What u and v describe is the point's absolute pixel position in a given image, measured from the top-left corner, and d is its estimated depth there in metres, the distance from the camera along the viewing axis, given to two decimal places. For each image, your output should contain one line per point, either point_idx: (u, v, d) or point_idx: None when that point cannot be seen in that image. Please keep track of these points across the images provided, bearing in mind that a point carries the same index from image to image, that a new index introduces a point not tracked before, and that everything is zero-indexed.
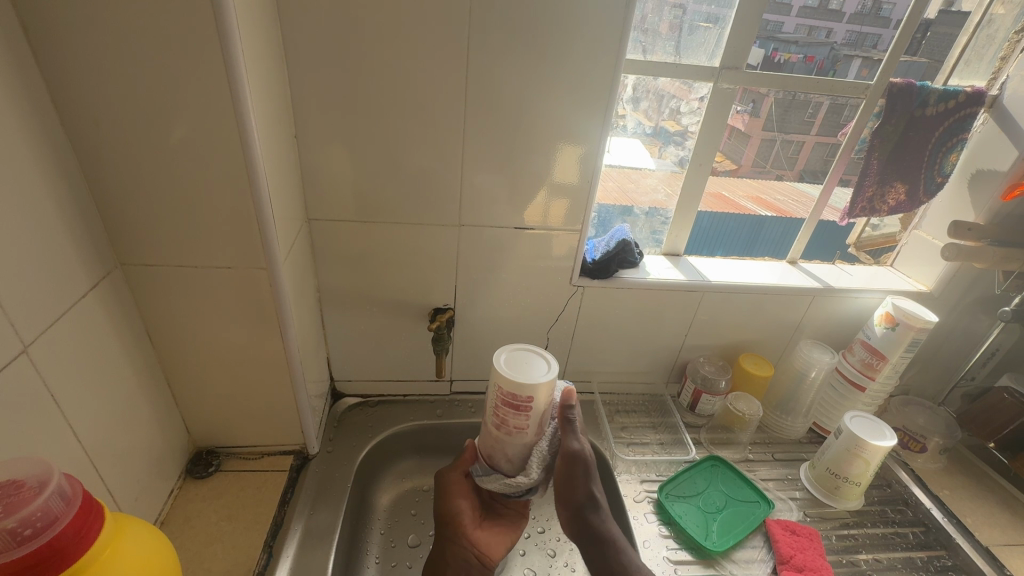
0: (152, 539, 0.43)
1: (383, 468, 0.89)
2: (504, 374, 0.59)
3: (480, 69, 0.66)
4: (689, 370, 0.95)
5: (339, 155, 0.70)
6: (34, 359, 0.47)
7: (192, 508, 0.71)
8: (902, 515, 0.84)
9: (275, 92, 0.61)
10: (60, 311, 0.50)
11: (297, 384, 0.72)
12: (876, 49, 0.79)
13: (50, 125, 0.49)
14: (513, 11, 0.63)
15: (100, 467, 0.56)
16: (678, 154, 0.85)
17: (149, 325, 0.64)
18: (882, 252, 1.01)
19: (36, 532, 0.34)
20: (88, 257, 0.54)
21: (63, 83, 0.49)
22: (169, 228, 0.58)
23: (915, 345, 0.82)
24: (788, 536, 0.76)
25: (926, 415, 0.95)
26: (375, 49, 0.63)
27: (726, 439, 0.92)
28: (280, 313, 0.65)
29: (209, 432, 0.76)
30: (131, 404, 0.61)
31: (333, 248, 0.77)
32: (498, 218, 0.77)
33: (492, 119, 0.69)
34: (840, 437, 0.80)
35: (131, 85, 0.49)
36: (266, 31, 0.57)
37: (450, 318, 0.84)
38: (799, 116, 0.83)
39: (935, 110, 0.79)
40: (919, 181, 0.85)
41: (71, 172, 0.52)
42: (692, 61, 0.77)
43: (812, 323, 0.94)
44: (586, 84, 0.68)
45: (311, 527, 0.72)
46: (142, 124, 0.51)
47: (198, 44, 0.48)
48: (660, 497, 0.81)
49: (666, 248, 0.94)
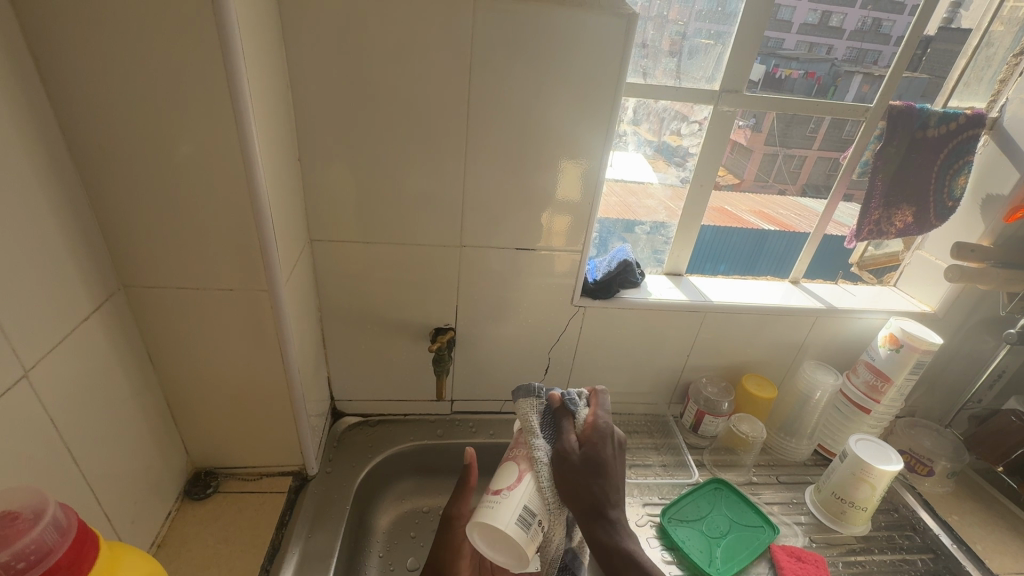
0: (149, 568, 0.42)
1: (383, 490, 0.88)
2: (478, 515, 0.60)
3: (482, 93, 0.67)
4: (692, 392, 0.94)
5: (342, 176, 0.71)
6: (34, 383, 0.47)
7: (189, 531, 0.70)
8: (910, 541, 0.82)
9: (280, 116, 0.62)
10: (62, 334, 0.51)
11: (297, 405, 0.72)
12: (876, 66, 0.80)
13: (57, 152, 0.50)
14: (516, 34, 0.64)
15: (98, 492, 0.56)
16: (680, 173, 0.85)
17: (150, 346, 0.64)
18: (885, 272, 1.01)
19: (30, 565, 0.33)
20: (90, 280, 0.55)
21: (71, 111, 0.50)
22: (171, 251, 0.58)
23: (920, 367, 0.82)
24: (793, 562, 0.75)
25: (932, 437, 0.93)
26: (380, 73, 0.64)
27: (730, 461, 0.91)
28: (280, 335, 0.65)
29: (208, 453, 0.76)
30: (130, 427, 0.61)
31: (335, 268, 0.78)
32: (501, 238, 0.78)
33: (494, 140, 0.70)
34: (845, 461, 0.79)
35: (139, 113, 0.50)
36: (272, 57, 0.59)
37: (452, 339, 0.84)
38: (801, 131, 0.83)
39: (937, 131, 0.80)
40: (927, 205, 0.85)
41: (77, 198, 0.53)
42: (691, 83, 0.77)
43: (815, 343, 0.93)
44: (589, 105, 0.69)
45: (309, 551, 0.71)
46: (147, 150, 0.52)
47: (205, 70, 0.49)
48: (662, 521, 0.80)
49: (667, 267, 0.94)
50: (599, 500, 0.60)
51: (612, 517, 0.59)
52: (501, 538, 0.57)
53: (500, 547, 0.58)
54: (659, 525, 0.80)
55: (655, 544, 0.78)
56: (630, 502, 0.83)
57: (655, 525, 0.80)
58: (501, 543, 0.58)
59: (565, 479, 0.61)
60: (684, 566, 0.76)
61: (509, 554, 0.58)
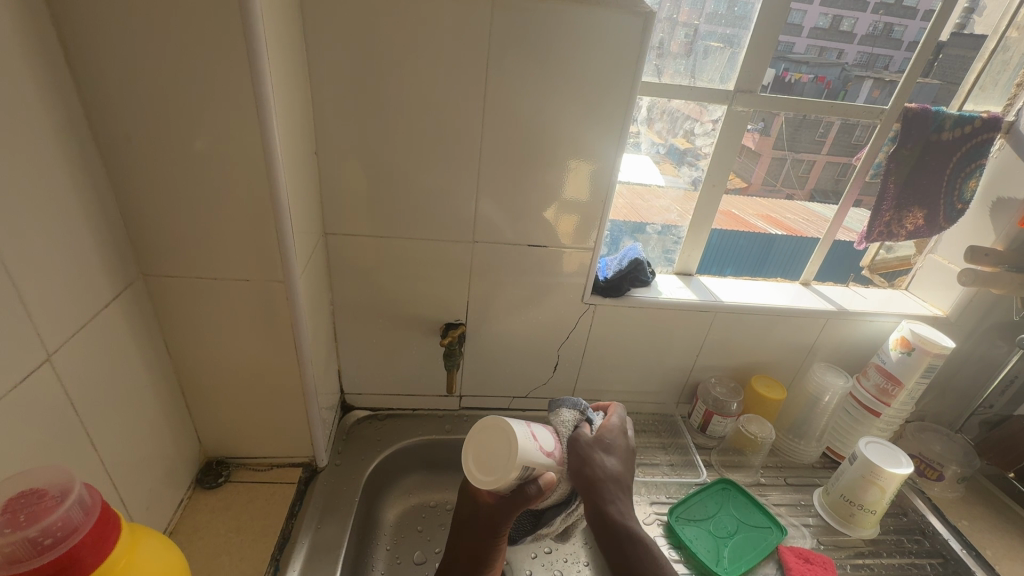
0: (167, 551, 0.43)
1: (390, 483, 0.88)
2: (495, 426, 0.61)
3: (499, 90, 0.67)
4: (700, 392, 0.94)
5: (357, 169, 0.71)
6: (57, 367, 0.48)
7: (201, 518, 0.71)
8: (919, 545, 0.82)
9: (298, 108, 0.62)
10: (83, 320, 0.51)
11: (309, 396, 0.72)
12: (887, 70, 0.79)
13: (83, 140, 0.51)
14: (533, 31, 0.64)
15: (114, 476, 0.56)
16: (691, 174, 0.85)
17: (167, 334, 0.65)
18: (896, 276, 1.00)
19: (56, 542, 0.34)
20: (111, 267, 0.56)
21: (97, 100, 0.50)
22: (190, 242, 0.59)
23: (931, 371, 0.81)
24: (802, 564, 0.75)
25: (942, 442, 0.92)
26: (397, 69, 0.65)
27: (738, 462, 0.91)
28: (295, 326, 0.65)
29: (220, 443, 0.76)
30: (145, 413, 0.62)
31: (348, 262, 0.78)
32: (512, 235, 0.78)
33: (509, 135, 0.70)
34: (855, 463, 0.78)
35: (162, 103, 0.51)
36: (293, 51, 0.59)
37: (462, 334, 0.84)
38: (810, 135, 0.83)
39: (952, 135, 0.80)
40: (938, 208, 0.85)
41: (101, 185, 0.53)
42: (706, 83, 0.77)
43: (825, 346, 0.93)
44: (604, 104, 0.69)
45: (318, 541, 0.71)
46: (169, 140, 0.53)
47: (229, 60, 0.49)
48: (670, 520, 0.80)
49: (678, 267, 0.94)
50: (605, 482, 0.61)
51: (615, 499, 0.60)
52: (502, 446, 0.60)
53: (495, 459, 0.59)
54: (666, 524, 0.80)
55: (663, 542, 0.78)
56: (637, 501, 0.83)
57: (663, 524, 0.81)
58: (500, 456, 0.59)
59: (579, 463, 0.62)
60: (692, 565, 0.76)
61: (496, 461, 0.59)
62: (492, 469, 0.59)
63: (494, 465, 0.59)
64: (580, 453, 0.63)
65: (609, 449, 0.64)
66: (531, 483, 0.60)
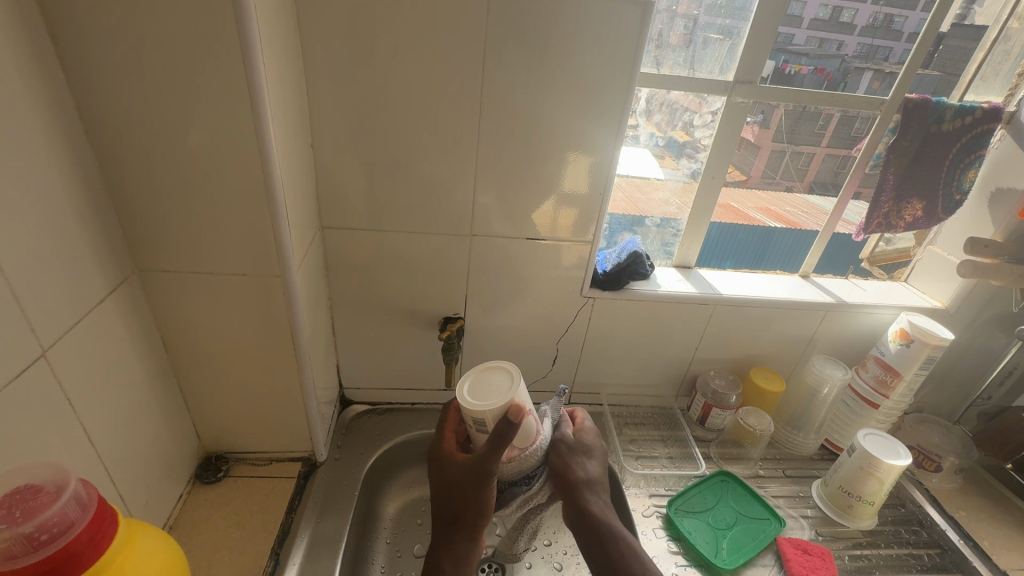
0: (164, 546, 0.43)
1: (390, 477, 0.88)
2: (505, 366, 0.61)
3: (495, 82, 0.67)
4: (700, 384, 0.94)
5: (354, 163, 0.71)
6: (52, 362, 0.48)
7: (201, 513, 0.71)
8: (916, 536, 0.82)
9: (293, 101, 0.62)
10: (79, 315, 0.51)
11: (307, 391, 0.72)
12: (887, 62, 0.79)
13: (75, 134, 0.50)
14: (530, 23, 0.63)
15: (111, 471, 0.56)
16: (690, 166, 0.84)
17: (163, 330, 0.65)
18: (895, 268, 1.00)
19: (52, 538, 0.34)
20: (106, 263, 0.55)
21: (88, 93, 0.50)
22: (186, 236, 0.58)
23: (930, 363, 0.81)
24: (800, 555, 0.75)
25: (941, 434, 0.92)
26: (392, 62, 0.64)
27: (736, 454, 0.92)
28: (291, 320, 0.65)
29: (219, 438, 0.76)
30: (142, 409, 0.62)
31: (345, 256, 0.78)
32: (510, 228, 0.78)
33: (506, 128, 0.70)
34: (854, 455, 0.79)
35: (154, 97, 0.51)
36: (287, 43, 0.59)
37: (461, 328, 0.84)
38: (809, 127, 0.83)
39: (952, 126, 0.79)
40: (937, 198, 0.85)
41: (94, 180, 0.53)
42: (705, 74, 0.77)
43: (824, 338, 0.93)
44: (602, 96, 0.69)
45: (318, 536, 0.71)
46: (162, 133, 0.52)
47: (220, 51, 0.49)
48: (669, 512, 0.80)
49: (677, 260, 0.93)
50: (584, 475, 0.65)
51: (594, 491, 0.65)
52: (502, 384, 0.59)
53: (489, 390, 0.59)
54: (665, 516, 0.81)
55: (662, 534, 0.78)
56: (636, 493, 0.84)
57: (661, 516, 0.81)
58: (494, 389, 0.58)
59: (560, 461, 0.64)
60: (691, 557, 0.76)
61: (489, 389, 0.59)
62: (483, 395, 0.58)
63: (487, 396, 0.58)
64: (563, 452, 0.65)
65: (588, 453, 0.67)
66: (503, 421, 0.55)
